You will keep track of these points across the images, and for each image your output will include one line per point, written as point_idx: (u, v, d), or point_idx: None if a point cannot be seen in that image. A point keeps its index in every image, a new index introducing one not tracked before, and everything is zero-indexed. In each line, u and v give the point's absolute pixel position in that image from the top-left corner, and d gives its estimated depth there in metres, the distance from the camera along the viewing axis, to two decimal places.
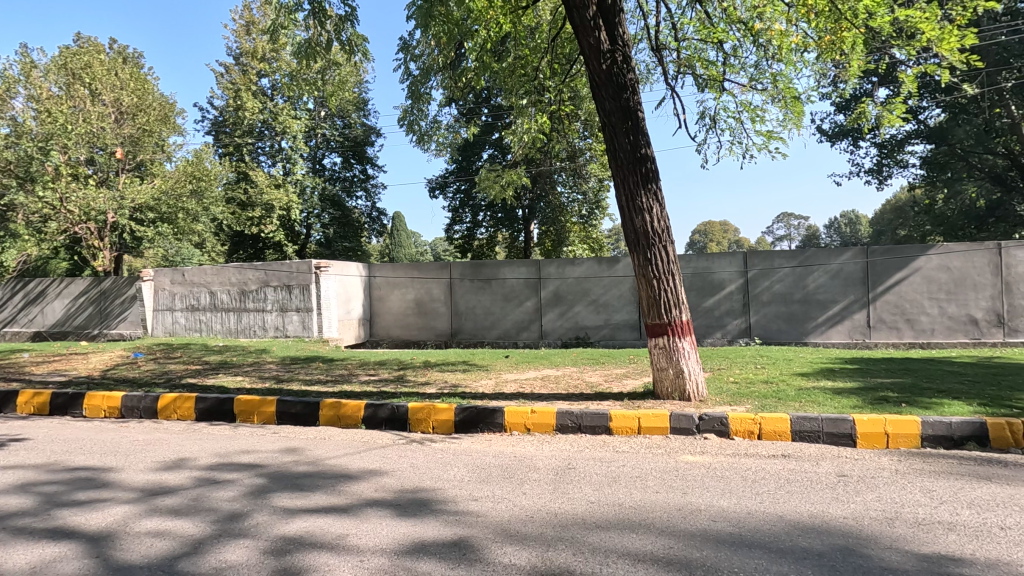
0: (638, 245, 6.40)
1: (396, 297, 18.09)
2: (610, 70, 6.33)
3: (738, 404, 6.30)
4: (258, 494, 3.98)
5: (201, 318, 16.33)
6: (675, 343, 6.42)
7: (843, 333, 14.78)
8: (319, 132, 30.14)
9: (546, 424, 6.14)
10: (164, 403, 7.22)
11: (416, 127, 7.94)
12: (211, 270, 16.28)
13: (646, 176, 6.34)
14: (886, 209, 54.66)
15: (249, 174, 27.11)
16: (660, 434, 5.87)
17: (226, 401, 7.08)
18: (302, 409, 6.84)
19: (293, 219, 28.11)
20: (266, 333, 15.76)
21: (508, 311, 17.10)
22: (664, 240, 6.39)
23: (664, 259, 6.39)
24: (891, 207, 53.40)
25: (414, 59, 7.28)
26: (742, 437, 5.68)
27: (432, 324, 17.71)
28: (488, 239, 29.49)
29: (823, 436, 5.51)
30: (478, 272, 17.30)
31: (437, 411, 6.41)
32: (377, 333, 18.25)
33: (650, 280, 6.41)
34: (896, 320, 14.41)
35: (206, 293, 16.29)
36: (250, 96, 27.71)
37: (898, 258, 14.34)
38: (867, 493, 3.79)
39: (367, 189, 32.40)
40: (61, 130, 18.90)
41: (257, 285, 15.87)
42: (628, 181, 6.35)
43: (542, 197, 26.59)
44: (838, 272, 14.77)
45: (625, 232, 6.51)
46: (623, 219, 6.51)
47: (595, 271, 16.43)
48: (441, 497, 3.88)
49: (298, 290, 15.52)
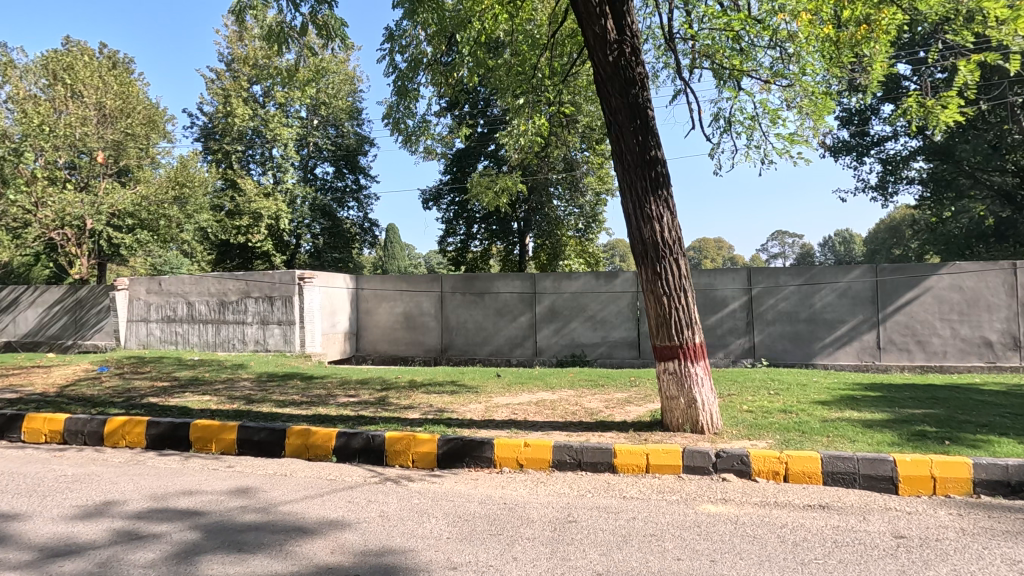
0: (648, 260, 5.71)
1: (383, 310, 17.33)
2: (617, 62, 5.68)
3: (760, 438, 5.57)
4: (186, 556, 3.21)
5: (177, 330, 15.47)
6: (687, 368, 5.70)
7: (851, 355, 14.14)
8: (312, 141, 29.61)
9: (541, 459, 5.40)
10: (111, 428, 6.41)
11: (401, 126, 7.27)
12: (189, 280, 15.45)
13: (655, 182, 5.68)
14: (880, 228, 54.46)
15: (237, 182, 26.43)
16: (671, 473, 5.13)
17: (181, 426, 6.29)
18: (266, 437, 6.05)
19: (282, 229, 27.35)
20: (245, 347, 14.92)
21: (500, 326, 16.37)
22: (676, 252, 5.71)
23: (675, 274, 5.70)
24: (886, 225, 53.13)
25: (401, 50, 6.60)
26: (766, 479, 4.95)
27: (422, 339, 16.93)
28: (481, 252, 28.85)
29: (859, 479, 4.80)
30: (471, 285, 16.61)
31: (417, 443, 5.66)
32: (364, 348, 17.42)
33: (658, 297, 5.71)
34: (907, 342, 13.79)
35: (183, 304, 15.44)
36: (242, 103, 27.17)
37: (909, 276, 13.76)
38: (940, 565, 3.07)
39: (359, 200, 31.78)
40: (39, 131, 18.25)
41: (237, 296, 15.06)
42: (635, 187, 5.69)
43: (537, 211, 25.99)
44: (845, 290, 14.16)
45: (632, 245, 5.83)
46: (629, 229, 5.85)
47: (592, 286, 15.75)
48: (412, 564, 3.11)
49: (281, 302, 14.74)
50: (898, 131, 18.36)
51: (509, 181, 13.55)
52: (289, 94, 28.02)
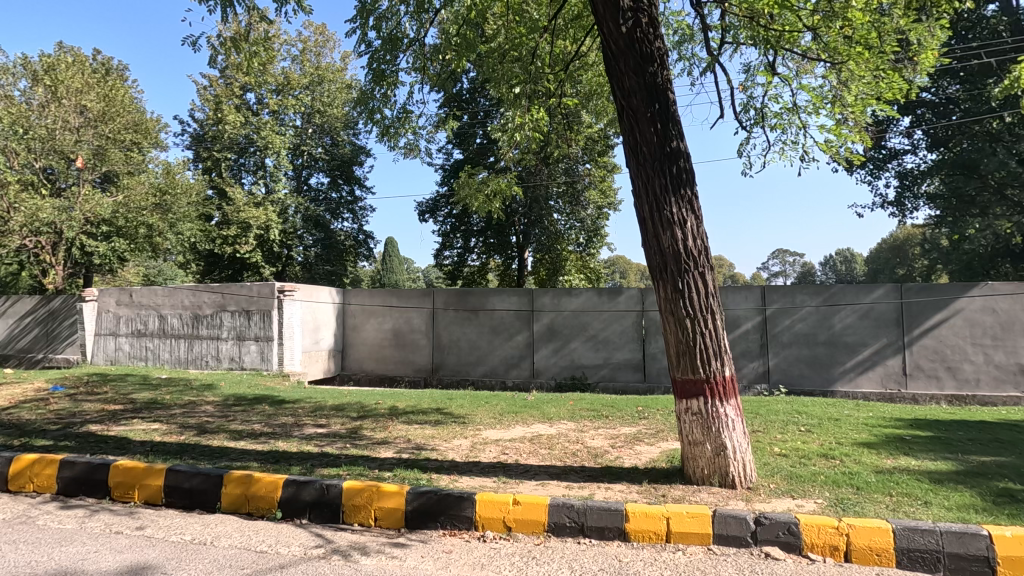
0: (668, 276, 4.68)
1: (371, 326, 16.26)
2: (631, 34, 4.70)
3: (806, 496, 4.47)
4: None
5: (147, 345, 14.40)
6: (714, 408, 4.64)
7: (875, 381, 13.03)
8: (305, 150, 28.81)
9: (533, 521, 4.30)
10: (17, 469, 5.32)
11: (377, 115, 6.29)
12: (162, 292, 14.41)
13: (676, 179, 4.67)
14: (883, 246, 53.66)
15: (226, 190, 25.60)
16: (698, 544, 4.04)
17: (99, 468, 5.20)
18: (198, 483, 4.94)
19: (272, 240, 26.39)
20: (219, 365, 13.83)
21: (495, 345, 15.30)
22: (701, 265, 4.68)
23: (699, 292, 4.67)
24: (888, 244, 52.28)
25: (375, 24, 5.62)
26: (821, 556, 3.86)
27: (411, 358, 15.86)
28: (479, 267, 27.84)
29: (944, 559, 3.71)
30: (465, 301, 15.55)
31: (381, 496, 4.57)
32: (349, 367, 16.31)
33: (679, 320, 4.67)
34: (935, 368, 12.73)
35: (155, 317, 14.38)
36: (234, 110, 26.40)
37: (937, 297, 12.73)
38: None
39: (354, 212, 30.92)
40: (13, 133, 18.19)
41: (212, 309, 14.00)
42: (651, 185, 4.68)
43: (536, 223, 25.03)
44: (868, 311, 13.14)
45: (648, 258, 4.81)
46: (644, 238, 4.83)
47: (594, 303, 14.70)
48: None
49: (258, 317, 13.67)
50: (917, 144, 17.58)
51: (502, 184, 12.56)
52: (282, 101, 27.30)
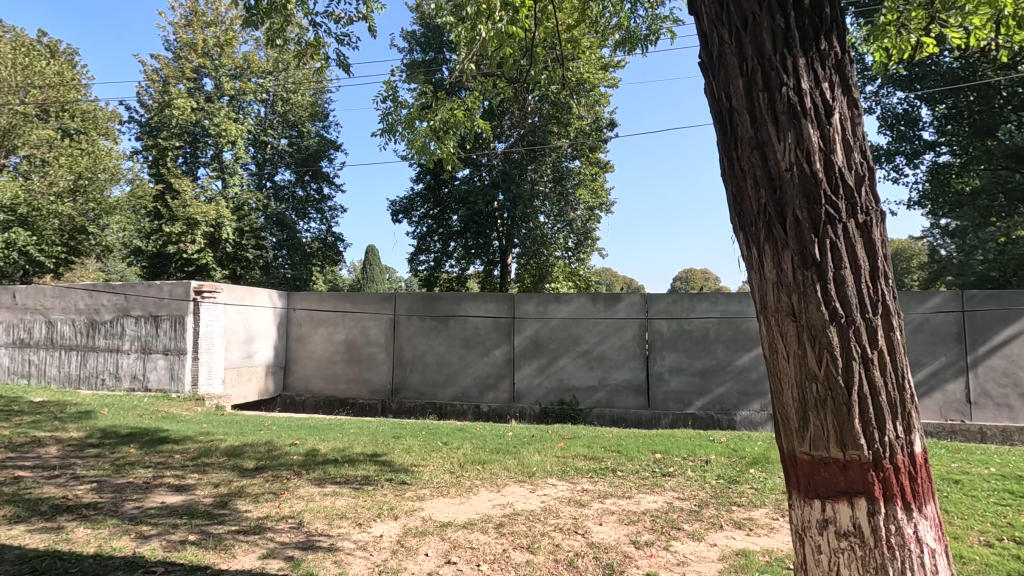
0: (787, 229, 2.16)
1: (319, 337, 13.54)
2: None
3: None
4: None
5: (31, 358, 11.55)
6: (887, 529, 2.08)
7: (932, 411, 10.61)
8: (267, 141, 26.06)
9: None
10: None
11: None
12: (52, 292, 11.57)
13: (808, 21, 2.15)
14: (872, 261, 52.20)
15: (172, 183, 22.76)
16: None
17: None
18: None
19: (224, 239, 23.48)
20: (117, 384, 11.01)
21: (467, 361, 12.68)
22: (860, 207, 2.13)
23: (857, 266, 2.11)
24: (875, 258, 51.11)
25: None
26: None
27: (367, 376, 13.19)
28: (457, 275, 25.07)
29: None
30: (432, 308, 12.95)
31: None
32: (294, 386, 13.56)
33: (811, 326, 2.13)
34: (1007, 395, 10.32)
35: (42, 324, 11.55)
36: (185, 94, 23.63)
37: (1006, 307, 10.34)
38: None
39: (322, 212, 28.23)
40: None
41: (112, 314, 11.19)
42: (754, 33, 2.18)
43: (520, 224, 22.37)
44: (921, 324, 10.76)
45: (738, 193, 2.31)
46: (728, 152, 2.33)
47: (588, 311, 12.18)
48: None
49: (168, 325, 10.89)
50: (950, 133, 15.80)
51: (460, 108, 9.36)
52: (241, 87, 24.60)
